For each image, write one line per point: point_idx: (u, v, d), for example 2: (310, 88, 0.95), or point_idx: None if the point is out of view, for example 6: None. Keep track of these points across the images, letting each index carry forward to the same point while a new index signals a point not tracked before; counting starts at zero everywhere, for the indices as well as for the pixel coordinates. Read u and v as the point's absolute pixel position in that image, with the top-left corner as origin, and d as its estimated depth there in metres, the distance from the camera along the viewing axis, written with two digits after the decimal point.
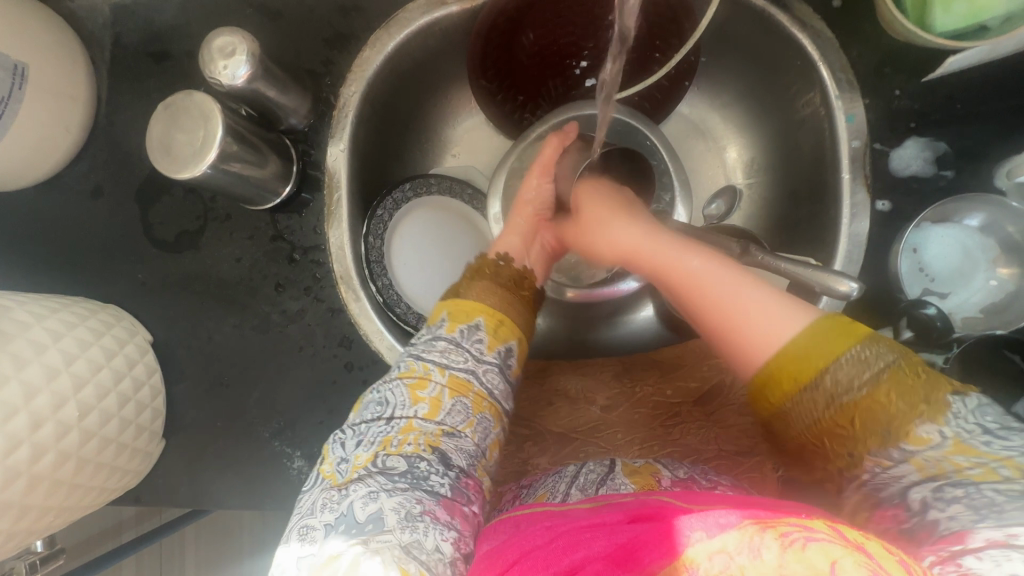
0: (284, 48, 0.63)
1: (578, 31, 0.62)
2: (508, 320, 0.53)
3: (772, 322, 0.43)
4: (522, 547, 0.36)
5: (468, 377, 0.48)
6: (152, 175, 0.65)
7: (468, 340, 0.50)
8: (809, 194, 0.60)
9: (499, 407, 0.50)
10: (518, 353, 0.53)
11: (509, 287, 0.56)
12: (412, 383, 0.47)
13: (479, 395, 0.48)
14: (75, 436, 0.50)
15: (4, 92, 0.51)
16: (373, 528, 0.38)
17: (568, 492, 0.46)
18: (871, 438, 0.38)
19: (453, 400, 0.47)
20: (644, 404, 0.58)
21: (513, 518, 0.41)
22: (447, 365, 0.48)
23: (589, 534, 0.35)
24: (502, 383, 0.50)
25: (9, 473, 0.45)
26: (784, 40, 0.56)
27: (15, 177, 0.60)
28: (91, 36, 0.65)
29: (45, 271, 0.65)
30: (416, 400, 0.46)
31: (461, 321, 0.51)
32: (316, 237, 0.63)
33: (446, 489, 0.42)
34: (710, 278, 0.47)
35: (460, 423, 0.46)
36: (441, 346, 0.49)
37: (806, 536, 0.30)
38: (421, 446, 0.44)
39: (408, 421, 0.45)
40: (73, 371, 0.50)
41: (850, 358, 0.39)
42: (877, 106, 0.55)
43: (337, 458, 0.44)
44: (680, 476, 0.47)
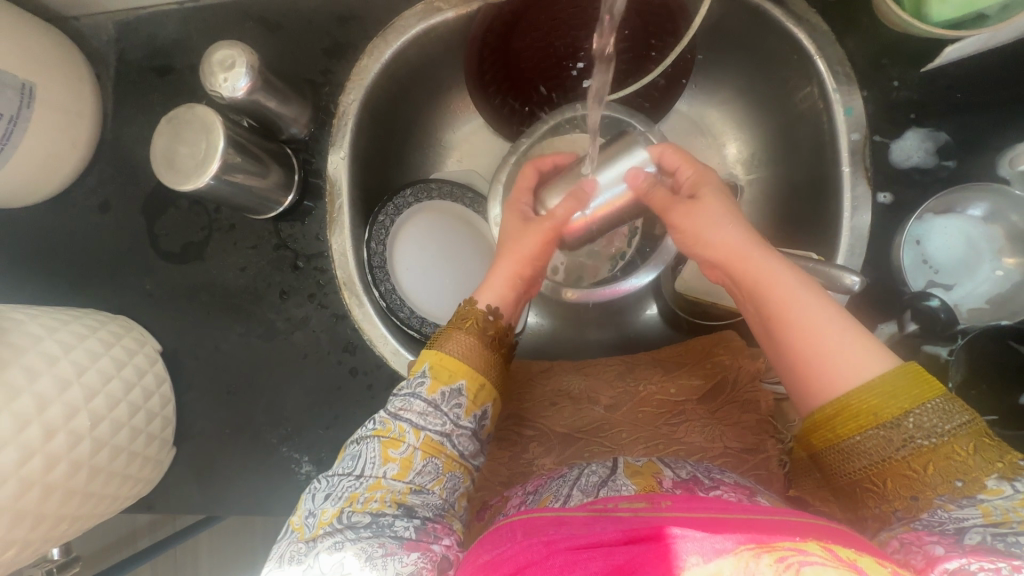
0: (284, 58, 0.64)
1: (573, 33, 0.62)
2: (489, 382, 0.49)
3: (843, 360, 0.40)
4: (518, 561, 0.35)
5: (442, 440, 0.46)
6: (158, 188, 0.66)
7: (448, 404, 0.47)
8: (810, 188, 0.59)
9: (471, 465, 0.48)
10: (494, 414, 0.50)
11: (490, 346, 0.51)
12: (384, 442, 0.46)
13: (451, 456, 0.46)
14: (86, 446, 0.51)
15: (12, 110, 0.53)
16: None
17: (569, 495, 0.47)
18: (941, 484, 0.37)
19: (424, 461, 0.45)
20: (648, 403, 0.57)
21: (508, 526, 0.40)
22: (422, 427, 0.46)
23: (586, 554, 0.34)
24: (473, 445, 0.48)
25: (23, 483, 0.46)
26: (780, 35, 0.56)
27: (25, 193, 0.61)
28: (96, 53, 0.67)
29: (56, 285, 0.66)
30: (386, 459, 0.45)
31: (443, 382, 0.48)
32: (319, 244, 0.64)
33: (411, 532, 0.41)
34: (803, 304, 0.43)
35: (429, 481, 0.45)
36: (418, 407, 0.46)
37: (801, 560, 0.30)
38: (387, 503, 0.43)
39: (376, 481, 0.44)
40: (84, 382, 0.51)
41: (933, 407, 0.37)
42: (876, 98, 0.55)
43: (306, 511, 0.44)
44: (682, 476, 0.47)
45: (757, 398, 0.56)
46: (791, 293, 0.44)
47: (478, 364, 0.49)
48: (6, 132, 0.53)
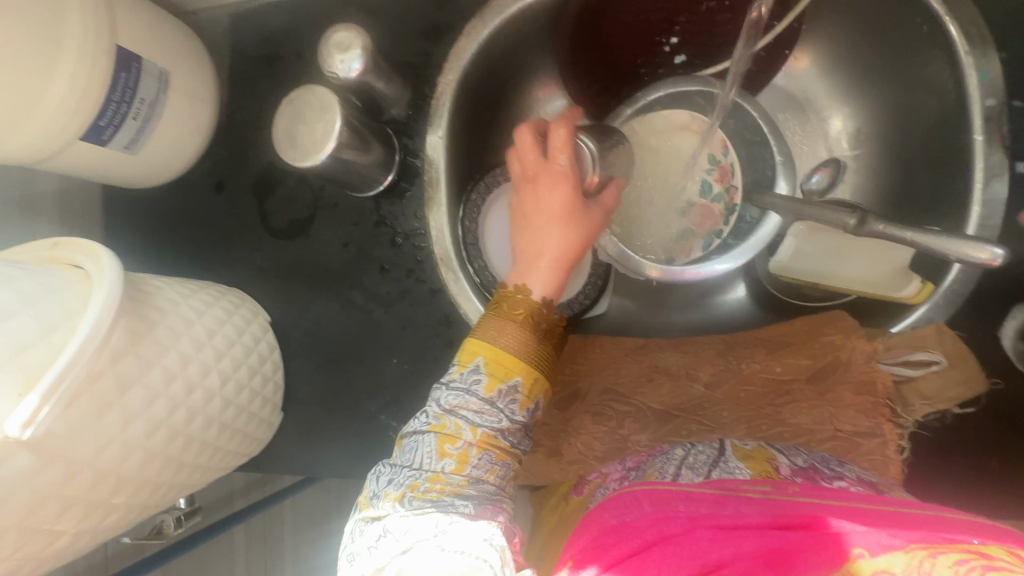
0: (385, 42, 0.67)
1: (670, 8, 0.62)
2: (513, 355, 0.48)
3: None
4: (661, 531, 0.36)
5: (496, 434, 0.46)
6: (267, 169, 0.70)
7: (503, 400, 0.47)
8: (933, 161, 0.56)
9: (517, 450, 0.48)
10: (544, 406, 0.50)
11: (524, 326, 0.49)
12: (440, 437, 0.45)
13: (506, 447, 0.46)
14: (218, 403, 0.55)
15: (152, 96, 0.59)
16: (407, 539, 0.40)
17: (678, 473, 0.46)
18: None
19: (480, 454, 0.45)
20: (752, 382, 0.55)
21: (630, 494, 0.42)
22: (477, 424, 0.46)
23: (735, 534, 0.34)
24: (524, 437, 0.48)
25: (171, 432, 0.50)
26: (900, 0, 0.53)
27: (155, 174, 0.67)
28: (213, 45, 0.72)
29: (178, 260, 0.72)
30: (443, 454, 0.45)
31: (501, 379, 0.47)
32: (416, 221, 0.67)
33: (471, 508, 0.42)
34: None
35: (484, 472, 0.45)
36: (474, 405, 0.46)
37: (984, 563, 0.29)
38: (446, 493, 0.43)
39: (435, 472, 0.44)
40: (214, 344, 0.56)
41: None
42: (1013, 59, 0.52)
43: (371, 490, 0.45)
44: (800, 465, 0.46)
45: (875, 380, 0.53)
46: None
47: (530, 360, 0.48)
48: (147, 116, 0.59)
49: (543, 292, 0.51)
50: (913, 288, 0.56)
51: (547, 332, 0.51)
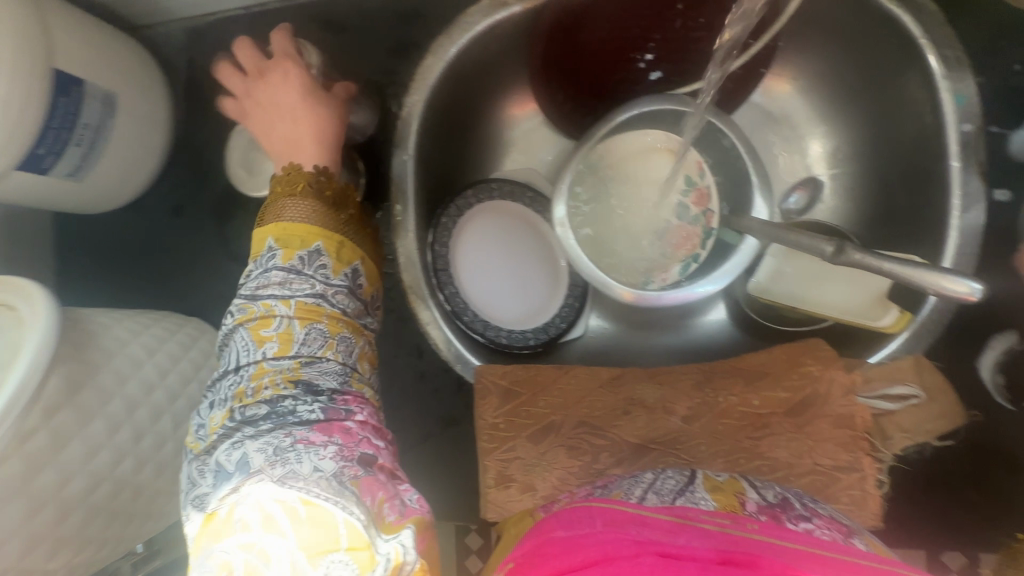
0: (348, 60, 0.64)
1: (642, 23, 0.58)
2: (347, 241, 0.49)
3: None
4: (606, 551, 0.35)
5: (317, 302, 0.46)
6: (228, 192, 0.67)
7: (311, 267, 0.46)
8: (908, 186, 0.55)
9: (358, 322, 0.48)
10: (365, 272, 0.50)
11: (329, 206, 0.49)
12: (252, 325, 0.45)
13: (334, 316, 0.46)
14: (171, 446, 0.52)
15: (98, 120, 0.55)
16: (241, 473, 0.40)
17: (644, 496, 0.44)
18: None
19: (305, 329, 0.45)
20: (729, 415, 0.54)
21: (589, 512, 0.41)
22: (290, 296, 0.45)
23: (677, 564, 0.33)
24: (353, 302, 0.48)
25: (117, 483, 0.47)
26: (879, 21, 0.51)
27: (105, 200, 0.63)
28: (167, 60, 0.68)
29: (134, 287, 0.69)
30: (261, 341, 0.45)
31: (298, 248, 0.46)
32: (384, 246, 0.64)
33: (318, 414, 0.43)
34: None
35: (319, 349, 0.45)
36: (276, 279, 0.45)
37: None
38: (281, 385, 0.43)
39: (260, 365, 0.44)
40: (167, 384, 0.53)
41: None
42: (992, 83, 0.51)
43: (196, 426, 0.46)
44: (768, 500, 0.44)
45: (853, 413, 0.52)
46: None
47: (329, 223, 0.48)
48: (92, 142, 0.55)
49: (318, 161, 0.51)
50: (890, 318, 0.55)
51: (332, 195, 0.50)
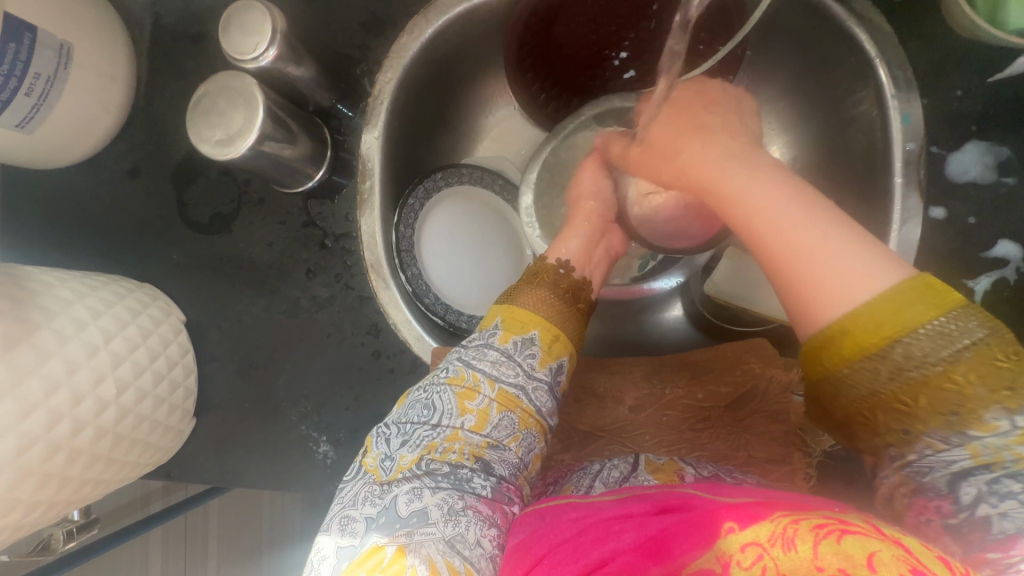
0: (320, 30, 0.62)
1: (619, 21, 0.60)
2: (563, 336, 0.50)
3: (848, 279, 0.35)
4: (549, 542, 0.36)
5: (516, 392, 0.47)
6: (189, 157, 0.65)
7: (521, 354, 0.48)
8: (855, 199, 0.57)
9: (546, 422, 0.48)
10: (568, 368, 0.51)
11: (566, 301, 0.53)
12: (460, 392, 0.46)
13: (527, 410, 0.47)
14: (112, 412, 0.51)
15: (51, 71, 0.52)
16: (415, 521, 0.39)
17: (591, 485, 0.46)
18: (941, 415, 0.33)
19: (500, 414, 0.46)
20: (674, 407, 0.57)
21: (537, 510, 0.40)
22: (496, 378, 0.47)
23: (618, 526, 0.34)
24: (550, 401, 0.49)
25: (50, 446, 0.46)
26: (840, 36, 0.54)
27: (55, 156, 0.61)
28: (131, 15, 0.66)
29: (84, 248, 0.66)
30: (464, 410, 0.45)
31: (515, 332, 0.49)
32: (348, 224, 0.64)
33: (488, 490, 0.42)
34: (778, 215, 0.39)
35: (505, 437, 0.45)
36: (491, 358, 0.47)
37: (842, 528, 0.30)
38: (466, 455, 0.43)
39: (455, 431, 0.44)
40: (111, 348, 0.51)
41: (951, 319, 0.33)
42: (936, 106, 0.54)
43: (380, 454, 0.44)
44: (704, 474, 0.47)
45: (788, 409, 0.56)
46: (767, 204, 0.40)
47: (547, 315, 0.50)
48: (43, 93, 0.53)
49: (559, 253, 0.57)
50: None
51: (570, 294, 0.54)
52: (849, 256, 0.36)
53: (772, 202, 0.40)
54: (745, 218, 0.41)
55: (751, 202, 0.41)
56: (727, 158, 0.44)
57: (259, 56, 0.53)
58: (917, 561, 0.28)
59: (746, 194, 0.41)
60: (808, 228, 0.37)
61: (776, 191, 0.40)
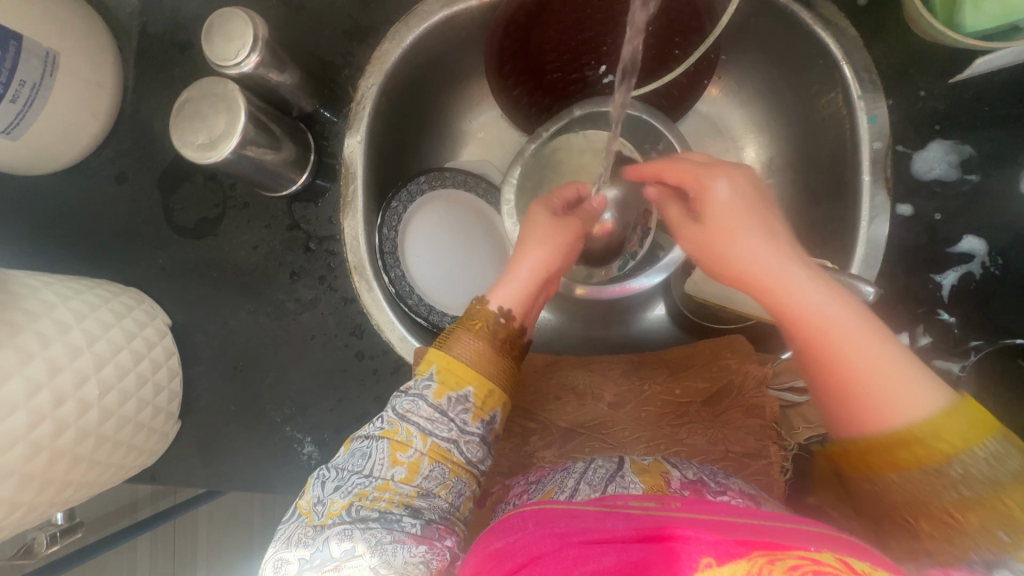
0: (303, 37, 0.64)
1: (596, 27, 0.62)
2: (498, 390, 0.49)
3: (907, 398, 0.38)
4: (531, 552, 0.35)
5: (449, 446, 0.46)
6: (175, 163, 0.66)
7: (454, 411, 0.47)
8: (828, 197, 0.59)
9: (477, 469, 0.48)
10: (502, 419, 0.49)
11: (502, 352, 0.51)
12: (392, 444, 0.46)
13: (458, 463, 0.47)
14: (95, 414, 0.51)
15: (36, 79, 0.53)
16: (343, 555, 0.40)
17: (575, 487, 0.46)
18: (991, 534, 0.35)
19: (431, 466, 0.46)
20: (652, 403, 0.58)
21: (521, 514, 0.40)
22: (428, 433, 0.46)
23: (598, 548, 0.33)
24: (482, 451, 0.48)
25: (32, 446, 0.46)
26: (808, 40, 0.55)
27: (41, 162, 0.61)
28: (119, 25, 0.67)
29: (69, 254, 0.67)
30: (394, 462, 0.45)
31: (450, 388, 0.48)
32: (332, 227, 0.65)
33: (417, 528, 0.42)
34: (839, 330, 0.41)
35: (436, 486, 0.45)
36: (425, 412, 0.47)
37: (814, 569, 0.29)
38: (395, 503, 0.43)
39: (385, 481, 0.44)
40: (95, 350, 0.52)
41: (987, 450, 0.36)
42: (901, 107, 0.55)
43: (314, 497, 0.45)
44: (689, 477, 0.47)
45: (763, 403, 0.57)
46: (843, 323, 0.41)
47: (486, 370, 0.49)
48: (29, 100, 0.54)
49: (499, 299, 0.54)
50: None
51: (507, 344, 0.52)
52: (907, 389, 0.38)
53: (814, 303, 0.42)
54: (796, 329, 0.43)
55: (807, 304, 0.42)
56: (786, 271, 0.43)
57: (242, 61, 0.54)
58: None
59: (838, 327, 0.41)
60: (865, 346, 0.40)
61: (831, 305, 0.42)
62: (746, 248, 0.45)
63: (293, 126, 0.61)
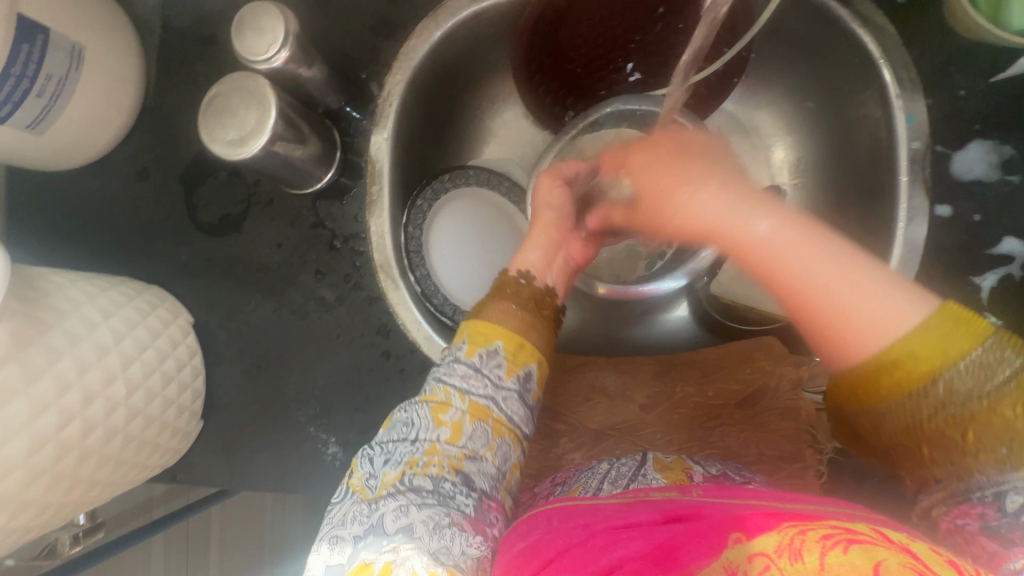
0: (329, 32, 0.63)
1: (627, 25, 0.61)
2: (528, 344, 0.51)
3: (890, 316, 0.39)
4: (557, 546, 0.35)
5: (488, 403, 0.47)
6: (198, 159, 0.65)
7: (488, 366, 0.49)
8: (862, 197, 0.58)
9: (520, 431, 0.49)
10: (537, 377, 0.51)
11: (529, 308, 0.54)
12: (434, 407, 0.47)
13: (500, 419, 0.47)
14: (122, 413, 0.50)
15: (62, 72, 0.52)
16: (401, 535, 0.40)
17: (599, 486, 0.46)
18: (991, 449, 0.37)
19: (474, 425, 0.46)
20: (684, 405, 0.57)
21: (544, 513, 0.40)
22: (466, 391, 0.47)
23: (625, 534, 0.34)
24: (521, 409, 0.49)
25: (61, 446, 0.46)
26: (845, 37, 0.54)
27: (63, 158, 0.61)
28: (141, 19, 0.66)
29: (90, 250, 0.66)
30: (439, 423, 0.46)
31: (480, 345, 0.49)
32: (356, 225, 0.64)
33: (471, 508, 0.43)
34: (807, 269, 0.41)
35: (481, 447, 0.46)
36: (461, 371, 0.48)
37: (849, 538, 0.29)
38: (445, 468, 0.44)
39: (432, 444, 0.45)
40: (122, 349, 0.51)
41: (982, 354, 0.37)
42: (940, 106, 0.55)
43: (365, 472, 0.45)
44: (713, 473, 0.47)
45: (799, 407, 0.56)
46: (802, 257, 0.41)
47: (512, 325, 0.51)
48: (55, 93, 0.53)
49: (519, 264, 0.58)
50: None
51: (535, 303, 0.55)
52: (887, 306, 0.39)
53: (780, 231, 0.43)
54: (786, 291, 0.42)
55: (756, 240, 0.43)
56: (735, 215, 0.44)
57: (272, 56, 0.53)
58: (924, 568, 0.28)
59: (782, 255, 0.42)
60: (847, 275, 0.40)
61: (795, 231, 0.42)
62: (758, 223, 0.43)
63: (319, 122, 0.61)
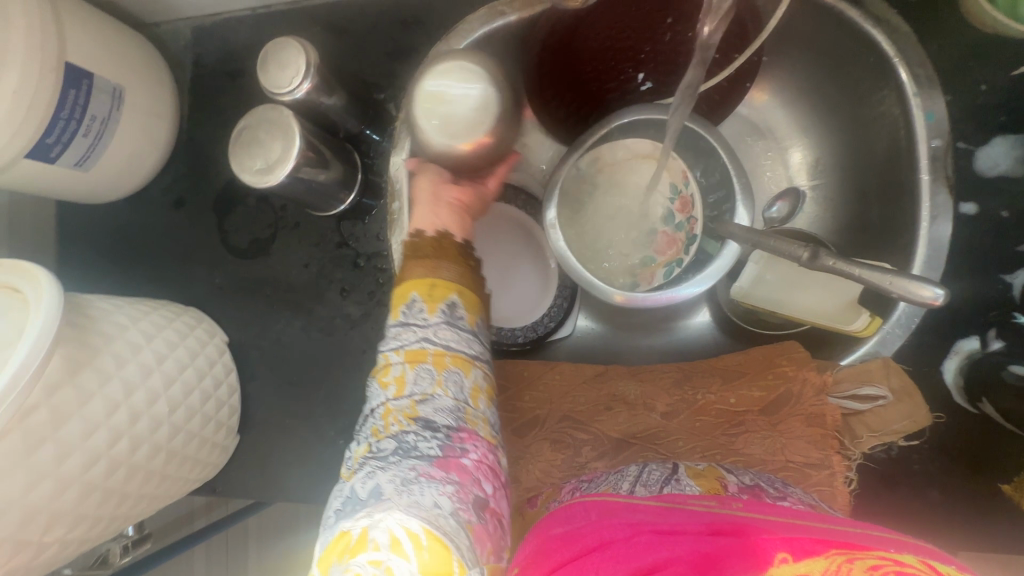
0: (349, 61, 0.66)
1: (634, 35, 0.61)
2: (439, 280, 0.49)
3: None
4: (601, 537, 0.34)
5: (420, 346, 0.47)
6: (228, 186, 0.69)
7: (411, 315, 0.48)
8: (883, 195, 0.57)
9: (466, 355, 0.48)
10: (465, 304, 0.50)
11: (429, 255, 0.51)
12: (381, 374, 0.48)
13: (438, 355, 0.47)
14: (166, 430, 0.54)
15: (105, 113, 0.56)
16: (375, 499, 0.39)
17: (632, 488, 0.46)
18: None
19: (416, 370, 0.46)
20: (706, 412, 0.58)
21: (581, 505, 0.39)
22: (400, 346, 0.47)
23: (671, 537, 0.33)
24: (457, 335, 0.48)
25: (112, 463, 0.49)
26: (856, 38, 0.54)
27: (106, 191, 0.65)
28: (174, 58, 0.70)
29: (132, 276, 0.70)
30: (387, 385, 0.47)
31: (400, 304, 0.49)
32: (378, 243, 0.66)
33: (436, 449, 0.43)
34: None
35: (430, 387, 0.46)
36: (393, 332, 0.48)
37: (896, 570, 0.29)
38: (403, 422, 0.44)
39: (387, 407, 0.46)
40: (164, 369, 0.54)
41: None
42: (961, 101, 0.54)
43: (346, 461, 0.46)
44: (747, 483, 0.46)
45: (823, 411, 0.56)
46: None
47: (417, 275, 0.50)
48: (99, 132, 0.57)
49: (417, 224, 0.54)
50: (861, 322, 0.55)
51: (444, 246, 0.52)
52: None
53: None
54: None
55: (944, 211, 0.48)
56: None
57: (295, 89, 0.56)
58: None
59: None
60: None
61: None
62: None
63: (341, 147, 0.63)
